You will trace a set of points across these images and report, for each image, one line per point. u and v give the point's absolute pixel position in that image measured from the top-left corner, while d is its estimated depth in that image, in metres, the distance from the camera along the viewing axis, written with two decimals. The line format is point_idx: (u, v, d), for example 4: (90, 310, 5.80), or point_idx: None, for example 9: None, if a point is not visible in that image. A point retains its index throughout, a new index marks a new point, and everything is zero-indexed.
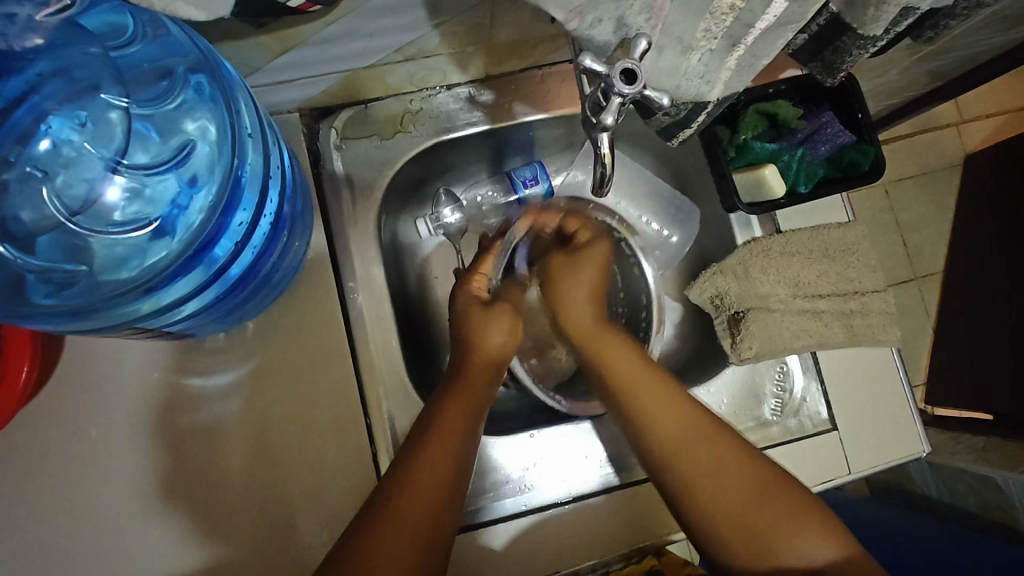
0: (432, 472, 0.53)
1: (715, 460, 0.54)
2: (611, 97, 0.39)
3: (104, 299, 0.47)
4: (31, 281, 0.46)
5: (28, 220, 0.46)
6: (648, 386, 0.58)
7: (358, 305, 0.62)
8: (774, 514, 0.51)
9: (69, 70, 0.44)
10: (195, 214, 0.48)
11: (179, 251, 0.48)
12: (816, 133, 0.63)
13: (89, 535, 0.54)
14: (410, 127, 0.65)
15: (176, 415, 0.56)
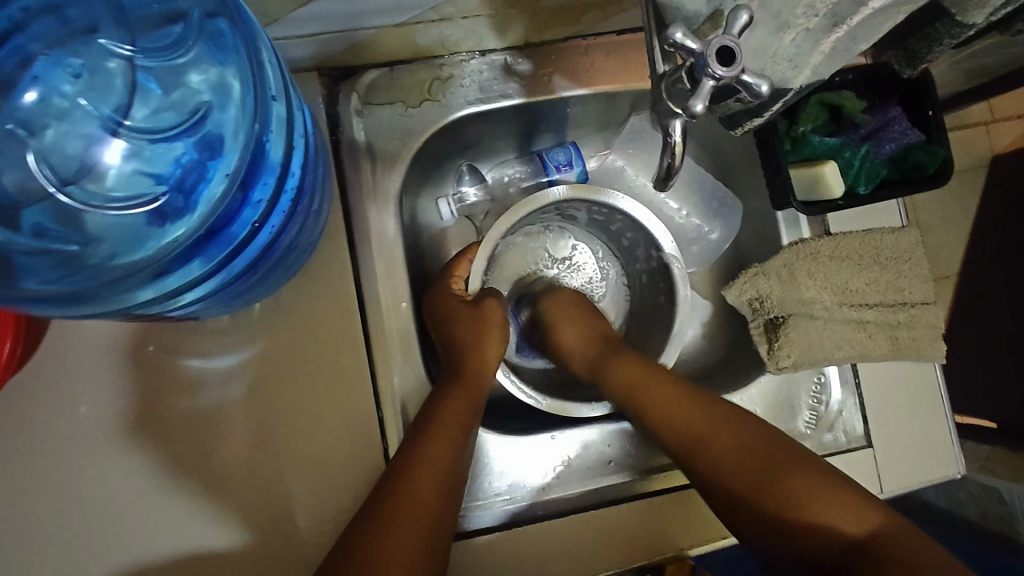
0: (426, 477, 0.49)
1: (725, 442, 0.50)
2: (702, 79, 0.31)
3: (108, 284, 0.41)
4: (21, 262, 0.41)
5: (11, 188, 0.43)
6: (650, 384, 0.55)
7: (374, 289, 0.57)
8: (798, 484, 0.47)
9: (64, 8, 0.42)
10: (215, 185, 0.43)
11: (191, 231, 0.43)
12: (882, 129, 0.57)
13: (78, 522, 0.50)
14: (439, 96, 0.58)
15: (173, 399, 0.52)
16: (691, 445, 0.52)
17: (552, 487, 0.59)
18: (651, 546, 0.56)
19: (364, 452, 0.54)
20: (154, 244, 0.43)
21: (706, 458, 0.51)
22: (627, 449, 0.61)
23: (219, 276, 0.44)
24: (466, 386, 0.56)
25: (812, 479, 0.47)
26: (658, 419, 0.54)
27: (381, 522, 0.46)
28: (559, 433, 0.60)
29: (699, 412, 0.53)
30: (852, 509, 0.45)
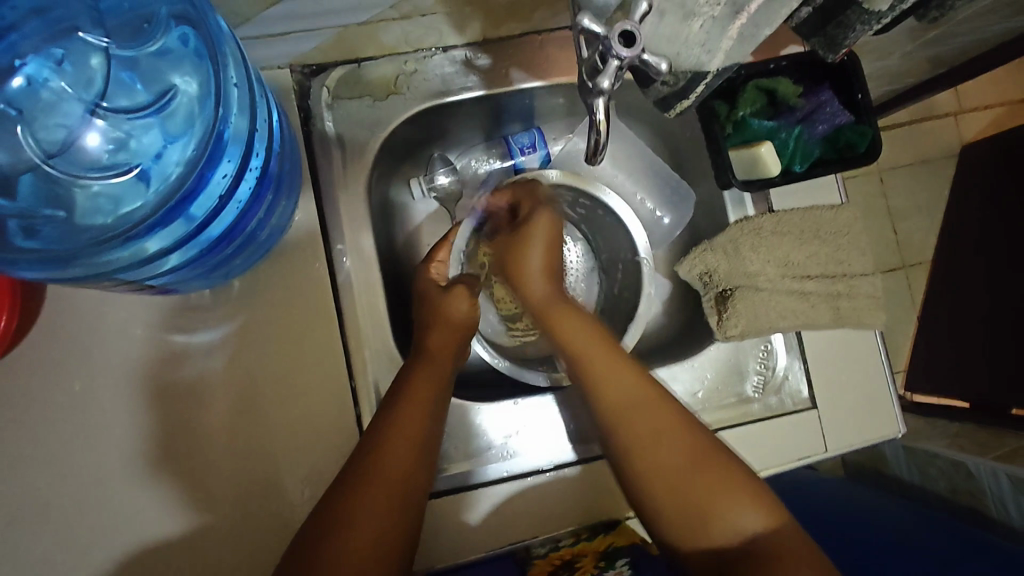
0: (395, 453, 0.52)
1: (656, 440, 0.52)
2: (608, 60, 0.36)
3: (84, 248, 0.45)
4: (13, 226, 0.46)
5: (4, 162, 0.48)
6: (598, 356, 0.57)
7: (346, 271, 0.61)
8: (706, 483, 0.50)
9: (46, 10, 0.45)
10: (174, 166, 0.48)
11: (157, 202, 0.47)
12: (815, 112, 0.62)
13: (69, 488, 0.54)
14: (404, 89, 0.63)
15: (160, 372, 0.56)
16: (622, 409, 0.54)
17: (517, 450, 0.62)
18: (610, 504, 0.60)
19: (338, 419, 0.58)
20: (123, 207, 0.48)
21: (610, 400, 0.55)
22: (592, 417, 0.64)
23: (187, 249, 0.48)
24: (431, 363, 0.60)
25: (676, 443, 0.52)
26: (591, 369, 0.57)
27: (358, 484, 0.50)
28: (522, 399, 0.63)
29: (622, 399, 0.55)
30: (751, 506, 0.49)
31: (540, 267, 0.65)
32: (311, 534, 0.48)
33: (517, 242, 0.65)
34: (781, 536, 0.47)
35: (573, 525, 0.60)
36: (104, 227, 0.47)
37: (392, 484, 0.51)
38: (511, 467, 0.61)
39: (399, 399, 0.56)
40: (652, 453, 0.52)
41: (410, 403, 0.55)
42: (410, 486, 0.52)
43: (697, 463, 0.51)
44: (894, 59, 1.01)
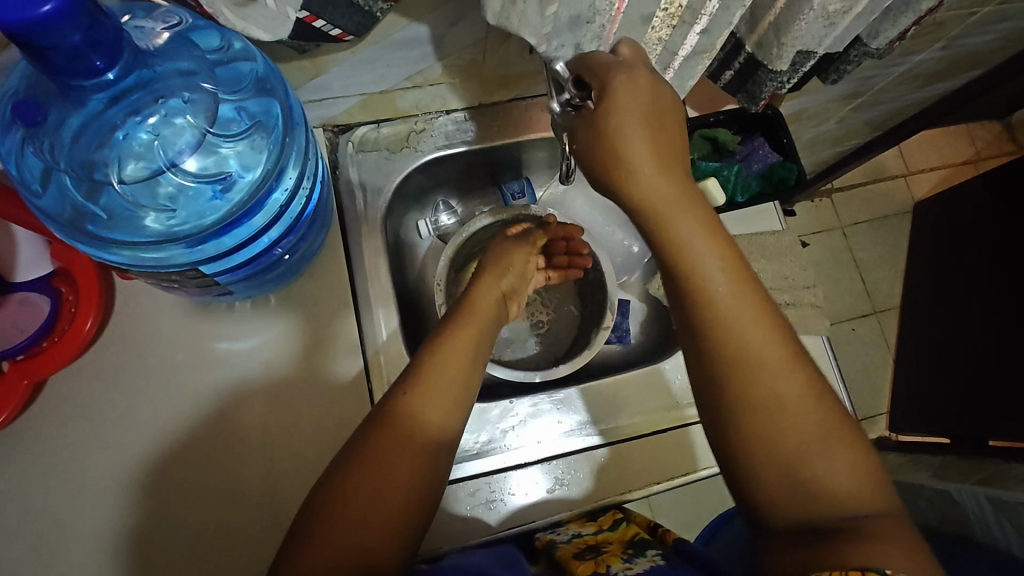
0: (425, 418, 0.55)
1: (775, 398, 0.46)
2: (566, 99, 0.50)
3: (151, 245, 0.51)
4: (92, 215, 0.50)
5: (77, 167, 0.49)
6: (742, 297, 0.47)
7: (365, 290, 0.72)
8: (818, 422, 0.45)
9: (187, 69, 0.50)
10: (236, 193, 0.53)
11: (217, 219, 0.53)
12: (750, 155, 0.77)
13: (118, 472, 0.61)
14: (415, 145, 0.76)
15: (205, 373, 0.65)
16: (752, 382, 0.46)
17: (512, 445, 0.70)
18: (594, 491, 0.68)
19: (355, 413, 0.66)
20: (175, 220, 0.52)
21: (752, 366, 0.46)
22: (577, 415, 0.72)
23: (229, 258, 0.55)
24: (471, 316, 0.65)
25: (793, 386, 0.46)
26: (745, 344, 0.47)
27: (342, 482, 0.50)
28: (515, 400, 0.72)
29: (784, 350, 0.47)
30: (855, 464, 0.44)
31: (706, 232, 0.48)
32: (330, 492, 0.50)
33: (628, 169, 0.47)
34: (874, 505, 0.43)
35: (563, 514, 0.68)
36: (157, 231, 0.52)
37: (389, 472, 0.51)
38: (507, 458, 0.69)
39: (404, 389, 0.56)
40: (797, 427, 0.45)
41: (419, 394, 0.56)
42: (414, 474, 0.52)
43: (823, 431, 0.45)
44: (833, 124, 1.18)
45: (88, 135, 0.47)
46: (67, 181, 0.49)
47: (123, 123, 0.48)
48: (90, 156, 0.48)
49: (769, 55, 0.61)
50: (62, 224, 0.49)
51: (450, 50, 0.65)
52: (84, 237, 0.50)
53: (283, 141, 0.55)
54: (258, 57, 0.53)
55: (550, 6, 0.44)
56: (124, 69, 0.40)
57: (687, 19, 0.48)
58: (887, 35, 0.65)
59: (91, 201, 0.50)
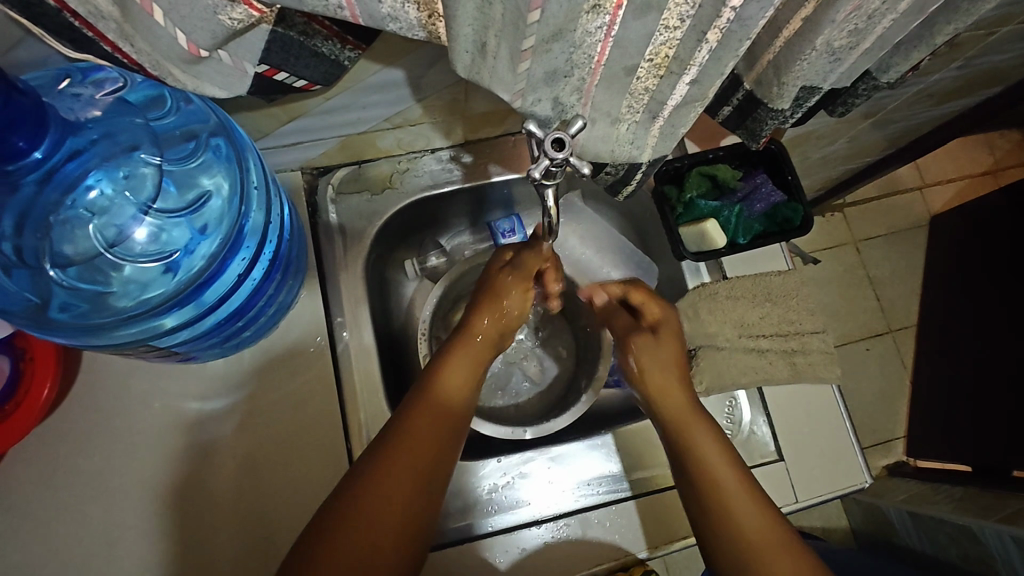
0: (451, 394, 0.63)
1: (707, 464, 0.59)
2: (543, 158, 0.46)
3: (116, 320, 0.50)
4: (51, 303, 0.49)
5: (29, 258, 0.48)
6: (676, 395, 0.65)
7: (344, 340, 0.69)
8: (738, 485, 0.58)
9: (115, 132, 0.48)
10: (199, 257, 0.52)
11: (184, 285, 0.51)
12: (753, 193, 0.72)
13: (86, 546, 0.58)
14: (398, 185, 0.73)
15: (176, 437, 0.62)
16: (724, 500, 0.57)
17: (503, 506, 0.66)
18: (591, 557, 0.63)
19: (334, 475, 0.63)
20: (147, 291, 0.51)
21: (686, 432, 0.62)
22: (570, 472, 0.68)
23: (206, 319, 0.54)
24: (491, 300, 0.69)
25: (715, 447, 0.60)
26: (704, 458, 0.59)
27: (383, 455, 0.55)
28: (504, 458, 0.68)
29: (728, 456, 0.60)
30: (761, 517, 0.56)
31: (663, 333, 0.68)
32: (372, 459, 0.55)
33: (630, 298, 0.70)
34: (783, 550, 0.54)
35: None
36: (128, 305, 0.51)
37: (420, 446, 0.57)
38: (496, 522, 0.65)
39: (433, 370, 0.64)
40: (740, 522, 0.55)
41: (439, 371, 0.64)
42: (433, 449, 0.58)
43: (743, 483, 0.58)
44: (843, 143, 1.13)
45: (32, 220, 0.47)
46: (23, 274, 0.48)
47: (62, 205, 0.47)
48: (39, 245, 0.48)
49: (768, 93, 0.57)
50: (19, 319, 0.47)
51: (429, 90, 0.61)
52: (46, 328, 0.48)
53: (241, 197, 0.52)
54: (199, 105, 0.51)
55: (523, 63, 0.41)
56: (53, 146, 0.37)
57: (675, 69, 0.43)
58: (899, 68, 0.60)
59: (48, 293, 0.49)
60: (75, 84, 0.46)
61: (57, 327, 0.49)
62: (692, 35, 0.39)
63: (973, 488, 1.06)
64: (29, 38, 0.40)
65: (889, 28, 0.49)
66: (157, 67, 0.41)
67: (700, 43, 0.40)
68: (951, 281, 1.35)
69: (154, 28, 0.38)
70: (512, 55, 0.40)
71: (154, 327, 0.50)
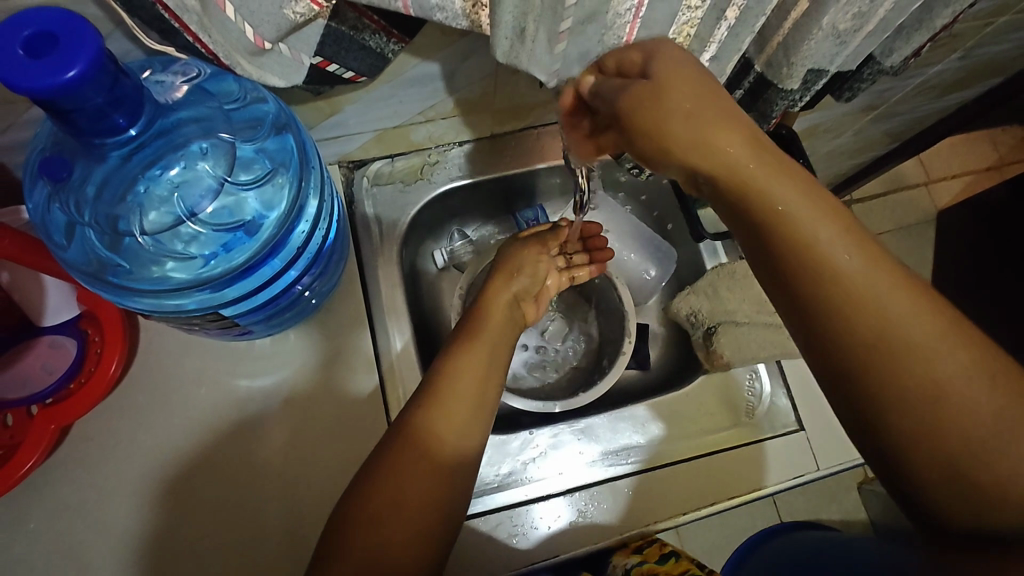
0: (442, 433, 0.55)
1: None
2: None
3: (173, 290, 0.53)
4: (117, 268, 0.52)
5: (104, 222, 0.50)
6: None
7: (382, 323, 0.72)
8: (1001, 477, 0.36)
9: (198, 118, 0.51)
10: (256, 240, 0.54)
11: (239, 263, 0.54)
12: None
13: (145, 514, 0.62)
14: (429, 176, 0.78)
15: (228, 412, 0.66)
16: (856, 289, 0.38)
17: (535, 476, 0.69)
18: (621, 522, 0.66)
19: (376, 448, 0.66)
20: (175, 275, 0.53)
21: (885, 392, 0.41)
22: (599, 444, 0.71)
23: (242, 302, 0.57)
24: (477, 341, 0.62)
25: None
26: None
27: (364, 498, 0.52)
28: (535, 432, 0.71)
29: None
30: None
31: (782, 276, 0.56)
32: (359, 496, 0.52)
33: None
34: None
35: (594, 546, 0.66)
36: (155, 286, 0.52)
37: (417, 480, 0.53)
38: (529, 491, 0.68)
39: (421, 403, 0.57)
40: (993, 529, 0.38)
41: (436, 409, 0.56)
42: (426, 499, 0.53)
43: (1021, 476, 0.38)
44: (850, 136, 1.16)
45: (111, 188, 0.49)
46: (91, 233, 0.51)
47: (140, 179, 0.50)
48: (114, 212, 0.50)
49: (778, 73, 0.61)
50: (85, 275, 0.51)
51: (462, 83, 0.65)
52: (103, 285, 0.52)
53: (299, 185, 0.56)
54: (270, 100, 0.53)
55: (559, 44, 0.45)
56: (145, 124, 0.42)
57: (694, 48, 0.47)
58: (901, 52, 0.64)
59: (118, 257, 0.52)
60: (160, 72, 0.48)
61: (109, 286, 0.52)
62: (711, 13, 0.44)
63: None
64: (118, 32, 0.45)
65: (889, 10, 0.53)
66: (229, 56, 0.46)
67: (719, 20, 0.44)
68: None
69: (226, 22, 0.43)
70: (550, 38, 0.44)
71: (178, 304, 0.53)
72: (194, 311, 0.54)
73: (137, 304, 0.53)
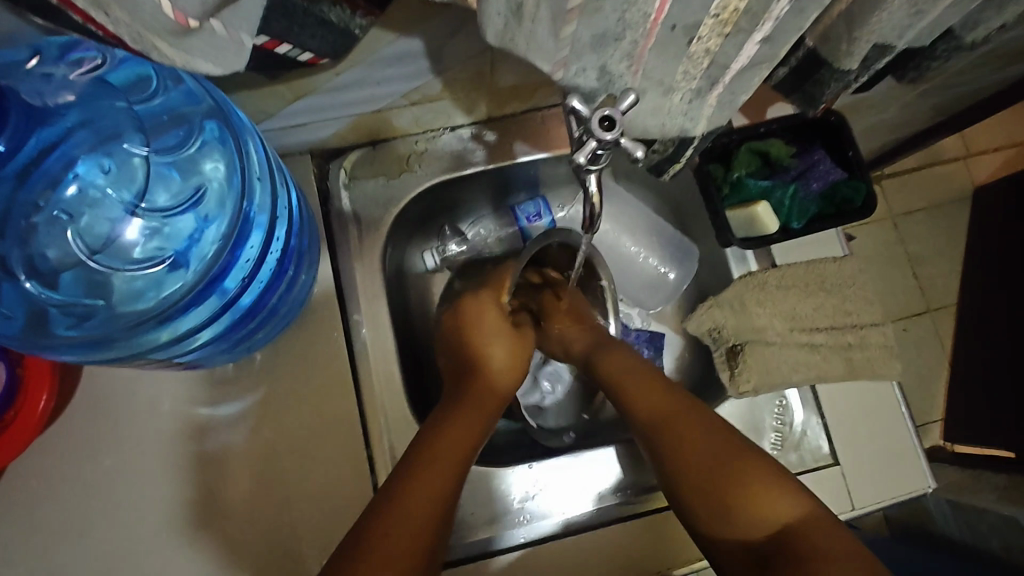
0: (461, 432, 0.53)
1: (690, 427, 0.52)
2: (588, 140, 0.39)
3: (116, 330, 0.47)
4: (53, 314, 0.45)
5: (17, 264, 0.45)
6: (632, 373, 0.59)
7: (362, 338, 0.64)
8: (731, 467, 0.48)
9: (94, 121, 0.44)
10: (207, 245, 0.48)
11: (193, 282, 0.48)
12: (808, 170, 0.65)
13: (95, 560, 0.55)
14: (415, 167, 0.67)
15: (184, 444, 0.58)
16: (672, 416, 0.53)
17: (534, 515, 0.62)
18: (630, 566, 0.60)
19: (355, 484, 0.59)
20: (159, 291, 0.48)
21: (668, 426, 0.53)
22: (606, 478, 0.64)
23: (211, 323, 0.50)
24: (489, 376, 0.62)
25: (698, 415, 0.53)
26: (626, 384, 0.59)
27: (382, 509, 0.45)
28: (536, 463, 0.64)
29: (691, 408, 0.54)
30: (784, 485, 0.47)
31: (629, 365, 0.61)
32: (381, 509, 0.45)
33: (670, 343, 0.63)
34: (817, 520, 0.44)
35: None
36: (144, 308, 0.48)
37: (458, 457, 0.51)
38: (528, 531, 0.61)
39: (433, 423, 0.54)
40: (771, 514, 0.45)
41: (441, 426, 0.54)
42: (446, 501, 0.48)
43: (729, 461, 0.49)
44: (893, 111, 1.03)
45: (13, 222, 0.44)
46: (10, 288, 0.45)
47: (43, 206, 0.44)
48: (25, 250, 0.45)
49: (835, 51, 0.49)
50: (11, 337, 0.43)
51: (449, 61, 0.54)
52: (43, 341, 0.44)
53: (242, 186, 0.48)
54: (188, 83, 0.46)
55: (568, 26, 0.35)
56: (17, 138, 0.34)
57: (745, 26, 0.35)
58: (988, 25, 0.52)
59: (39, 304, 0.45)
60: (46, 62, 0.41)
61: (55, 341, 0.45)
62: None
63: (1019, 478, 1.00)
64: None
65: None
66: (137, 40, 0.35)
67: None
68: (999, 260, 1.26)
69: None
70: (556, 16, 0.34)
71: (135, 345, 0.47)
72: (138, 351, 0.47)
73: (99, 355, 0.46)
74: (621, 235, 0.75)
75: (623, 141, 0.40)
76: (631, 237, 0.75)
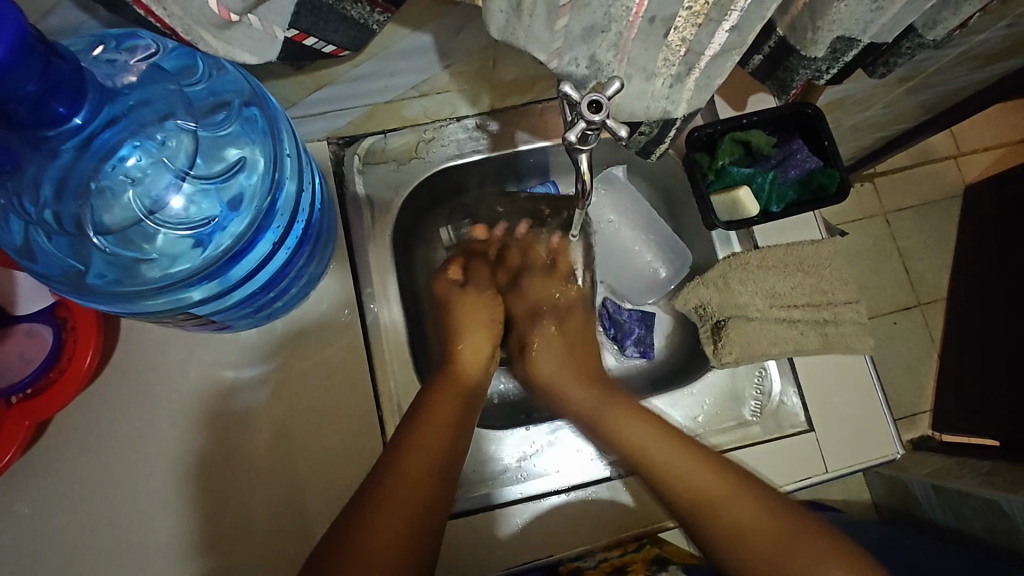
0: (429, 445, 0.58)
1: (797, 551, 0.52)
2: (578, 121, 0.45)
3: (153, 288, 0.51)
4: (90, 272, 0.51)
5: (70, 225, 0.49)
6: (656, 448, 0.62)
7: (374, 310, 0.70)
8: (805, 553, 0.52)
9: (150, 99, 0.48)
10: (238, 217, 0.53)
11: (227, 248, 0.52)
12: (786, 159, 0.70)
13: (127, 505, 0.61)
14: (424, 154, 0.73)
15: (212, 404, 0.64)
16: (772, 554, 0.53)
17: (531, 473, 0.67)
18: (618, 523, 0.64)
19: (366, 443, 0.64)
20: (180, 263, 0.52)
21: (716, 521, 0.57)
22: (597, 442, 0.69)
23: (233, 293, 0.55)
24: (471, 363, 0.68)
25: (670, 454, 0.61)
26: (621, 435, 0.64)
27: (371, 508, 0.52)
28: (532, 427, 0.70)
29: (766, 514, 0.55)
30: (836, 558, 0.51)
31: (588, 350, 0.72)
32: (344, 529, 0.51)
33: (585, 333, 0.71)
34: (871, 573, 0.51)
35: (577, 549, 0.64)
36: (171, 274, 0.52)
37: (422, 482, 0.55)
38: (523, 489, 0.66)
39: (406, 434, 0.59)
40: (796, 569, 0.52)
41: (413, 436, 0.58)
42: (438, 486, 0.56)
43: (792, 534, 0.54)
44: (878, 110, 1.08)
45: (70, 186, 0.48)
46: (64, 240, 0.50)
47: (100, 172, 0.48)
48: (80, 211, 0.49)
49: (802, 39, 0.54)
50: (60, 285, 0.49)
51: (456, 54, 0.60)
52: (80, 293, 0.50)
53: (274, 164, 0.53)
54: (233, 73, 0.52)
55: (561, 19, 0.40)
56: (90, 111, 0.40)
57: (715, 16, 0.40)
58: (948, 24, 0.57)
59: (88, 259, 0.50)
60: (110, 50, 0.46)
61: (94, 293, 0.50)
62: None
63: (1000, 462, 1.02)
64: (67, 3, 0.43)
65: None
66: (188, 32, 0.41)
67: None
68: (986, 253, 1.30)
69: None
70: (550, 12, 0.39)
71: (175, 301, 0.52)
72: (174, 308, 0.52)
73: (128, 310, 0.52)
74: (620, 226, 0.81)
75: (609, 122, 0.45)
76: (631, 228, 0.80)
